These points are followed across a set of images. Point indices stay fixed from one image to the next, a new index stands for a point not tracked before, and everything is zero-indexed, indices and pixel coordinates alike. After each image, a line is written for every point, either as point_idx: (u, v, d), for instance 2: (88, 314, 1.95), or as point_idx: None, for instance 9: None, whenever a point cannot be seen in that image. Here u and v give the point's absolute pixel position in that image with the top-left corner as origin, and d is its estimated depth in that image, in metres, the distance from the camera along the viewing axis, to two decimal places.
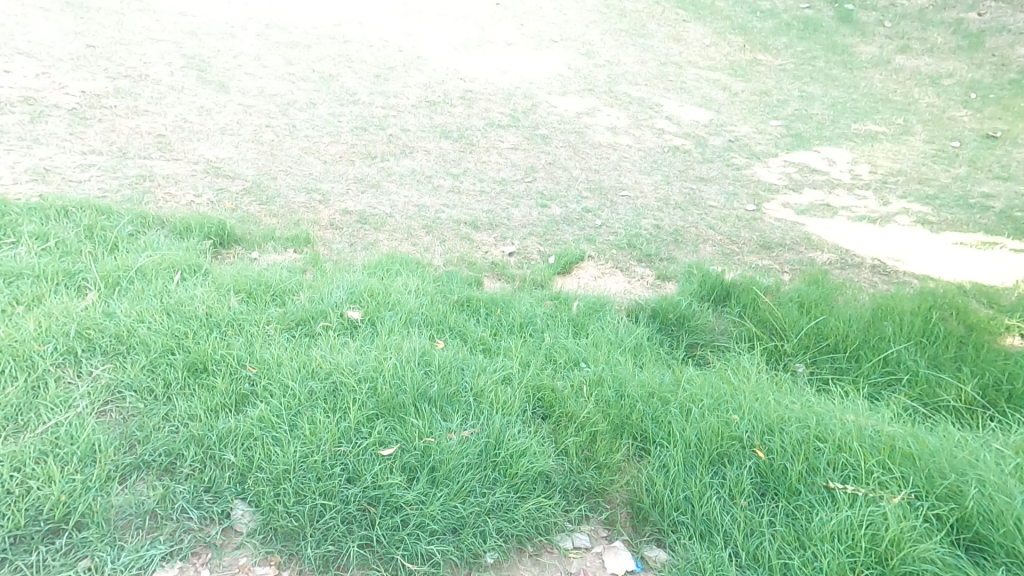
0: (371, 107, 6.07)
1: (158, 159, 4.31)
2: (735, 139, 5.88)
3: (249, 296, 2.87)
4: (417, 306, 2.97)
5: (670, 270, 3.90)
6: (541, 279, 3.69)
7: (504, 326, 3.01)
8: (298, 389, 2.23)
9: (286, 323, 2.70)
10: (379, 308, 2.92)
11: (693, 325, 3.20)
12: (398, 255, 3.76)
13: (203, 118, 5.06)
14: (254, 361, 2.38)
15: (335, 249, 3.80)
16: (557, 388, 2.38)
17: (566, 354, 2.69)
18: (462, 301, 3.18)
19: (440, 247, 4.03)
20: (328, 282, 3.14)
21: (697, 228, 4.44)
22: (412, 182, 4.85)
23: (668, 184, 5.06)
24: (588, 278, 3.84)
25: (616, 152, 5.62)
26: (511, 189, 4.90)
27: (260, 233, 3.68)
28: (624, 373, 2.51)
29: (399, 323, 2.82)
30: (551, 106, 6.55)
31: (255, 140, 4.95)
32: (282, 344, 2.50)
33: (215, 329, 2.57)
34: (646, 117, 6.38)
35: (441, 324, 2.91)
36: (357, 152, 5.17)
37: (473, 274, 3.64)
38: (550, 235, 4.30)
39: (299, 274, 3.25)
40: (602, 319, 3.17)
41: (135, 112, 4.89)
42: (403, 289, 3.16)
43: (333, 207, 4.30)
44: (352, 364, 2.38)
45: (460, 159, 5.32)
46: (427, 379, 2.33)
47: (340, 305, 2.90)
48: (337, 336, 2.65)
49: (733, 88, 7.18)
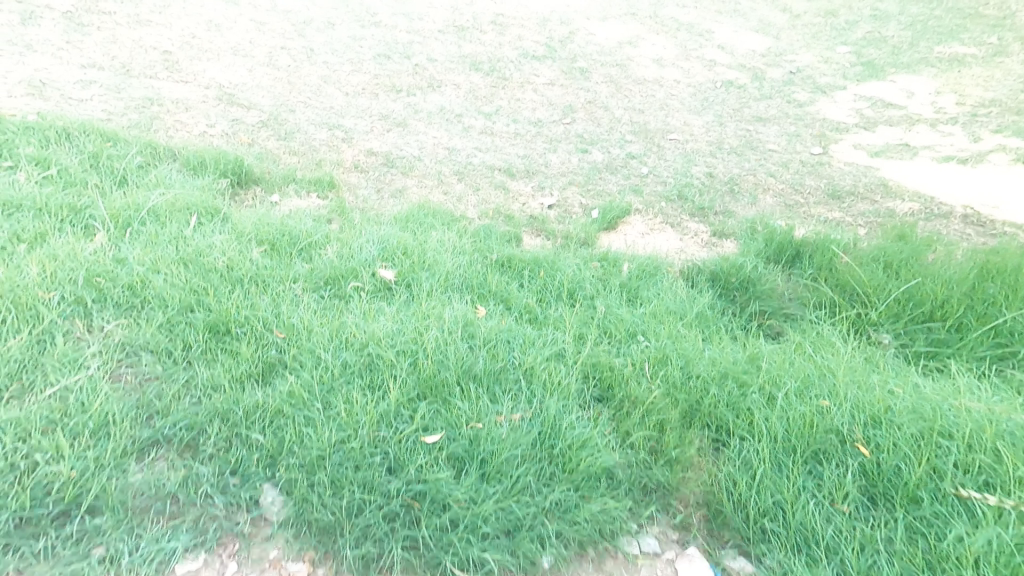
0: (393, 31, 5.51)
1: (165, 79, 3.92)
2: (798, 71, 5.23)
3: (274, 247, 2.54)
4: (454, 268, 2.67)
5: (728, 226, 3.50)
6: (585, 237, 3.34)
7: (551, 291, 2.71)
8: (330, 362, 1.96)
9: (314, 283, 2.39)
10: (414, 268, 2.62)
11: (759, 291, 2.86)
12: (430, 206, 3.42)
13: (211, 36, 4.59)
14: (282, 326, 2.07)
15: (360, 196, 3.46)
16: (620, 368, 2.19)
17: (619, 329, 2.46)
18: (502, 260, 2.87)
19: (473, 198, 3.66)
20: (357, 235, 2.84)
21: (756, 176, 3.97)
22: (441, 121, 4.42)
23: (722, 126, 4.53)
24: (636, 234, 3.48)
25: (663, 89, 5.05)
26: (548, 132, 4.44)
27: (280, 173, 3.34)
28: (690, 352, 2.30)
29: (437, 286, 2.53)
30: (589, 34, 5.90)
31: (267, 63, 4.49)
32: (311, 307, 2.20)
33: (240, 285, 2.22)
34: (696, 47, 5.70)
35: (481, 287, 2.63)
36: (379, 85, 4.70)
37: (510, 230, 3.30)
38: (592, 185, 3.89)
39: (322, 223, 2.93)
40: (656, 284, 2.87)
41: (137, 23, 4.44)
42: (438, 245, 2.87)
43: (357, 147, 3.93)
44: (389, 334, 2.11)
45: (491, 96, 4.83)
46: (476, 357, 2.12)
47: (371, 262, 2.60)
48: (372, 300, 2.38)
49: (795, 10, 6.36)
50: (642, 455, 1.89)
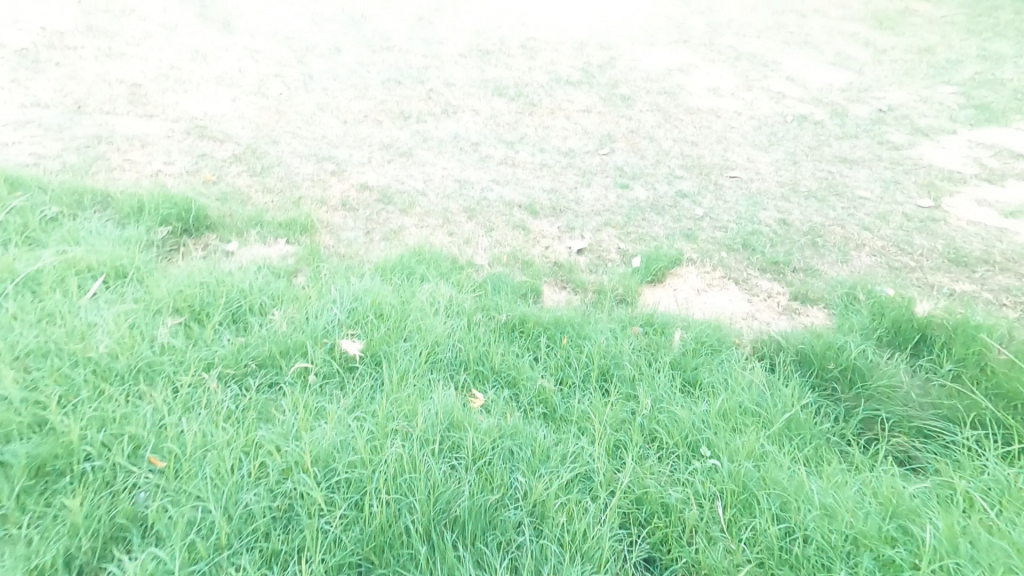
0: (409, 55, 4.97)
1: (125, 114, 3.44)
2: (890, 109, 4.28)
3: (199, 323, 1.88)
4: (447, 333, 1.94)
5: (815, 289, 2.54)
6: (624, 293, 2.50)
7: (578, 366, 1.90)
8: (219, 514, 1.21)
9: (226, 373, 1.65)
10: (390, 336, 1.90)
11: (873, 387, 1.91)
12: (429, 248, 2.70)
13: (193, 67, 4.14)
14: (162, 452, 1.34)
15: (343, 239, 2.79)
16: (687, 515, 1.37)
17: (672, 435, 1.63)
18: (513, 322, 2.08)
19: (485, 240, 2.92)
20: (322, 291, 2.16)
21: (846, 227, 3.02)
22: (453, 151, 3.73)
23: (797, 165, 3.62)
24: (687, 292, 2.59)
25: (720, 120, 4.21)
26: (581, 163, 3.67)
27: (243, 216, 2.71)
28: (789, 488, 1.44)
29: (416, 365, 1.81)
30: (632, 58, 5.18)
31: (255, 93, 3.99)
32: (217, 410, 1.49)
33: (117, 385, 1.53)
34: (761, 75, 4.88)
35: (481, 362, 1.87)
36: (386, 111, 4.11)
37: (528, 280, 2.52)
38: (632, 227, 3.06)
39: (280, 280, 2.24)
40: (717, 361, 1.96)
41: (110, 57, 4.06)
42: (426, 302, 2.12)
43: (348, 180, 3.30)
44: (331, 450, 1.38)
45: (514, 123, 4.13)
46: (460, 485, 1.36)
47: (327, 332, 1.90)
48: (325, 389, 1.67)
49: (879, 44, 5.43)
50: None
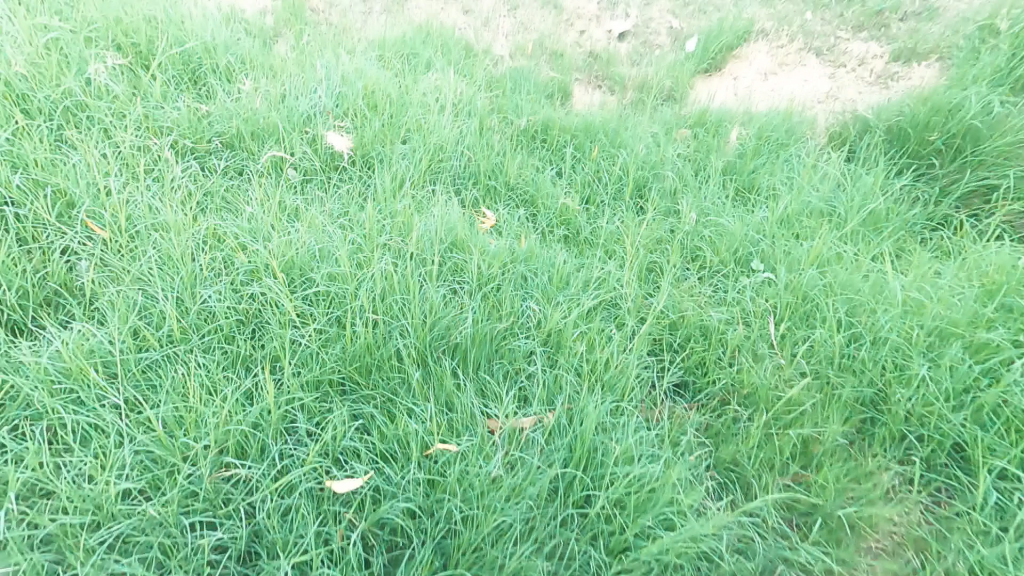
0: None
1: None
2: None
3: (145, 68, 1.57)
4: (454, 135, 1.64)
5: (927, 40, 2.10)
6: (672, 87, 2.19)
7: (609, 174, 1.69)
8: (169, 307, 1.04)
9: (181, 143, 1.40)
10: (385, 138, 1.58)
11: (984, 149, 1.62)
12: (441, 31, 2.25)
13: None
14: (101, 220, 1.17)
15: (337, 7, 2.31)
16: (732, 334, 1.17)
17: (718, 249, 1.39)
18: (534, 129, 1.83)
19: (508, 21, 2.51)
20: (308, 59, 1.81)
21: None
22: None
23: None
24: (751, 77, 2.25)
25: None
26: None
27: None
28: (863, 293, 1.21)
29: (416, 170, 1.52)
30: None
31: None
32: (168, 187, 1.26)
33: (38, 122, 1.32)
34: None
35: (492, 177, 1.60)
36: None
37: (555, 77, 2.21)
38: (699, 6, 2.55)
39: (254, 37, 1.85)
40: (780, 162, 1.70)
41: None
42: (436, 96, 1.80)
43: None
44: (308, 255, 1.17)
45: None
46: (463, 309, 1.16)
47: (309, 118, 1.59)
48: (307, 190, 1.40)
49: None
50: (771, 515, 0.98)
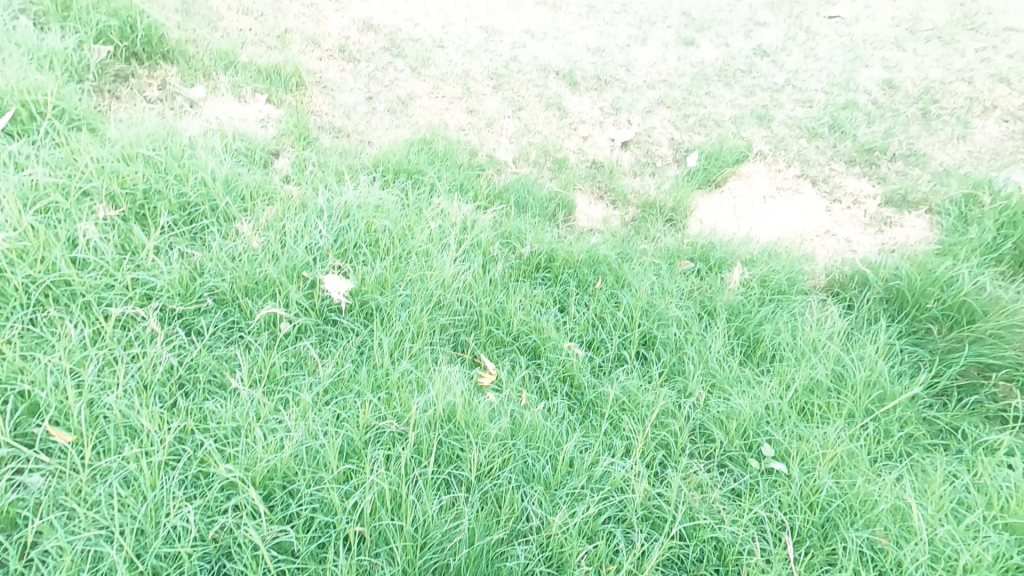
0: None
1: None
2: None
3: (139, 223, 1.58)
4: (452, 272, 1.67)
5: (917, 190, 2.17)
6: (675, 207, 2.18)
7: (615, 317, 1.72)
8: (122, 554, 1.00)
9: (170, 306, 1.40)
10: (383, 283, 1.60)
11: (981, 329, 1.64)
12: (442, 135, 2.24)
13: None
14: (69, 424, 1.15)
15: (340, 105, 2.27)
16: (748, 560, 1.19)
17: (728, 431, 1.44)
18: (538, 259, 1.84)
19: (511, 122, 2.47)
20: (309, 181, 1.84)
21: (972, 83, 2.54)
22: None
23: (864, 66, 2.68)
24: (750, 199, 2.29)
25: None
26: (640, 7, 3.07)
27: (210, 47, 2.26)
28: (884, 505, 1.27)
29: (422, 320, 1.55)
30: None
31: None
32: (146, 375, 1.26)
33: (15, 306, 1.30)
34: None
35: (494, 323, 1.63)
36: None
37: (557, 191, 2.18)
38: (692, 106, 2.63)
39: (252, 163, 1.88)
40: (786, 314, 1.76)
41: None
42: (434, 215, 1.86)
43: (347, 13, 2.71)
44: (295, 460, 1.19)
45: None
46: (460, 519, 1.17)
47: (309, 266, 1.59)
48: (300, 351, 1.42)
49: None
50: None
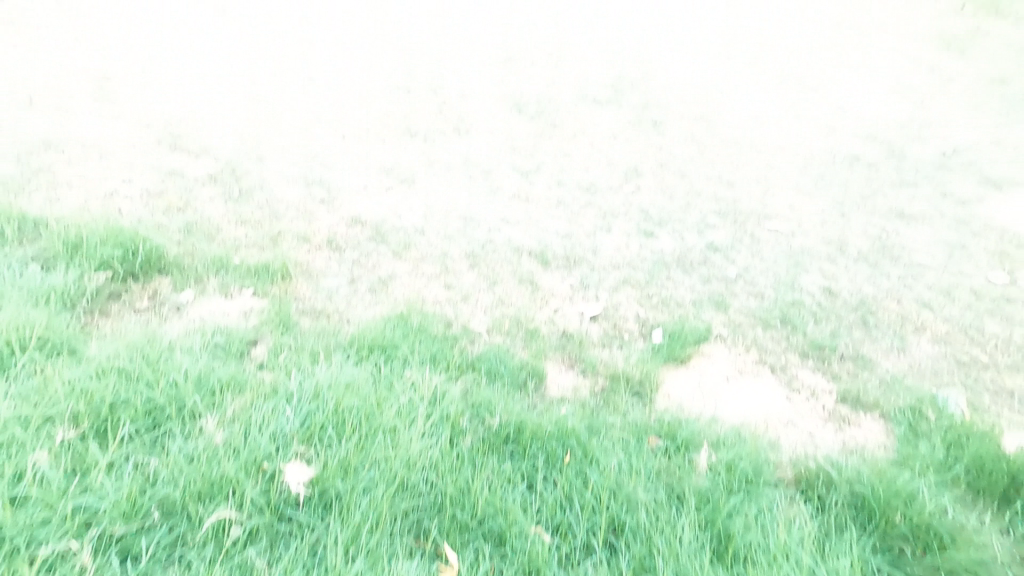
0: (435, 75, 4.53)
1: (114, 155, 3.15)
2: (955, 155, 3.80)
3: (97, 440, 1.53)
4: (417, 452, 1.64)
5: (870, 393, 2.28)
6: (642, 379, 2.27)
7: (582, 497, 1.66)
8: None
9: (109, 531, 1.31)
10: (346, 465, 1.57)
11: (953, 560, 1.58)
12: (420, 309, 2.37)
13: (202, 95, 3.93)
14: None
15: (324, 290, 2.40)
16: None
17: None
18: (507, 431, 1.83)
19: (486, 295, 2.62)
20: (283, 368, 1.87)
21: (901, 303, 2.78)
22: (460, 177, 3.42)
23: (805, 273, 2.97)
24: (713, 379, 2.38)
25: (758, 160, 3.83)
26: (602, 203, 3.41)
27: (206, 255, 2.43)
28: None
29: (382, 507, 1.49)
30: (667, 130, 4.13)
31: (252, 122, 3.69)
32: None
33: None
34: (866, 193, 3.52)
35: (459, 505, 1.57)
36: (392, 129, 3.82)
37: (528, 359, 2.26)
38: (655, 287, 2.85)
39: (227, 355, 1.92)
40: (755, 508, 1.69)
41: (140, 82, 3.95)
42: (404, 387, 1.88)
43: (339, 213, 2.95)
44: None
45: (500, 170, 3.57)
46: None
47: (269, 455, 1.56)
48: (246, 562, 1.33)
49: (943, 66, 4.75)
50: None
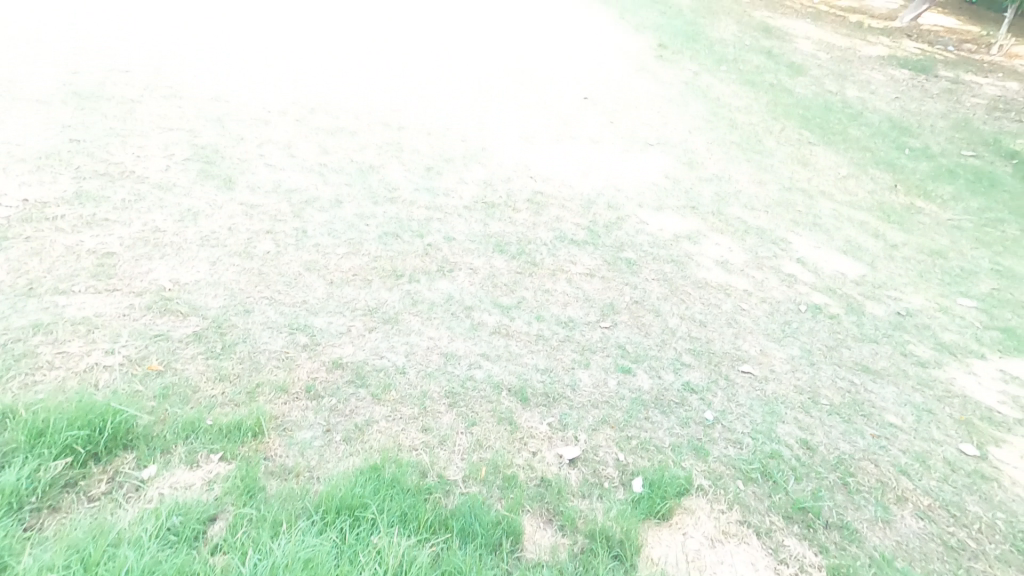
0: (420, 182, 4.20)
1: (74, 298, 2.68)
2: (908, 314, 4.04)
3: None
4: None
5: None
6: (624, 539, 2.20)
7: None
8: None
9: None
10: None
11: None
12: (396, 458, 2.32)
13: (192, 222, 3.27)
14: None
15: (298, 445, 2.30)
16: None
17: None
18: None
19: (465, 438, 2.56)
20: (235, 550, 1.79)
21: (880, 465, 2.81)
22: (443, 315, 3.20)
23: (781, 422, 2.99)
24: (699, 540, 2.32)
25: (730, 299, 3.90)
26: (580, 337, 3.32)
27: (178, 419, 2.26)
28: None
29: None
30: (643, 270, 3.98)
31: (240, 253, 3.16)
32: None
33: None
34: (831, 344, 3.66)
35: None
36: (365, 249, 3.45)
37: (506, 514, 2.19)
38: (633, 428, 2.81)
39: (178, 543, 1.80)
40: None
41: (90, 194, 3.29)
42: (368, 560, 1.83)
43: (318, 357, 2.73)
44: None
45: (479, 306, 3.34)
46: None
47: None
48: None
49: (882, 215, 5.22)
50: None
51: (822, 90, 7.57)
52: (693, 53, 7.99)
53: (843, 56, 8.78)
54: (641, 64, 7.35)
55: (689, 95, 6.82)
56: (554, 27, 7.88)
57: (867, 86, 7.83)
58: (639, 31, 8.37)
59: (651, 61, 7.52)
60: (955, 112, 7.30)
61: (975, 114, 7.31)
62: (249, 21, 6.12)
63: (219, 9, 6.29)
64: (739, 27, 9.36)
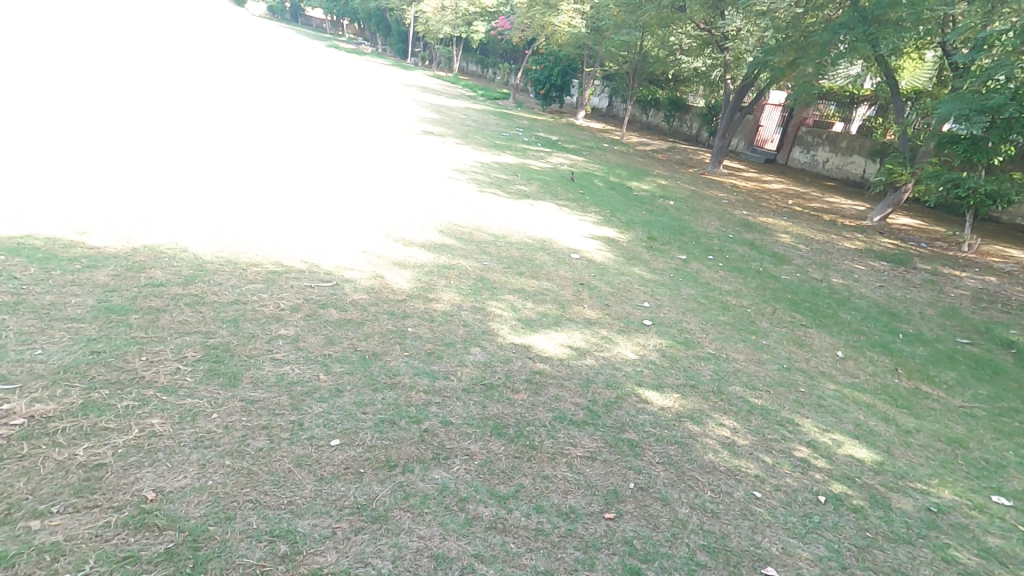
0: (421, 366, 4.29)
1: (49, 520, 2.52)
2: (941, 511, 3.76)
3: None
4: None
5: None
6: None
7: None
8: None
9: None
10: None
11: None
12: None
13: (190, 422, 3.25)
14: None
15: None
16: None
17: None
18: None
19: None
20: None
21: None
22: (436, 508, 3.00)
23: None
24: None
25: (742, 485, 3.67)
26: (583, 530, 3.06)
27: None
28: None
29: None
30: (646, 454, 3.81)
31: (232, 453, 3.08)
32: None
33: None
34: (861, 542, 3.35)
35: None
36: (359, 439, 3.38)
37: None
38: None
39: None
40: None
41: (97, 398, 3.31)
42: None
43: (296, 569, 2.50)
44: None
45: (474, 497, 3.14)
46: None
47: None
48: None
49: (887, 400, 5.16)
50: None
51: (805, 277, 8.11)
52: (680, 244, 8.77)
53: (819, 247, 9.60)
54: (632, 254, 8.02)
55: (680, 280, 7.28)
56: (549, 224, 8.82)
57: (846, 274, 8.41)
58: (628, 226, 9.31)
59: (641, 250, 8.22)
60: (935, 300, 7.73)
61: (956, 302, 7.73)
62: (275, 217, 6.99)
63: (248, 208, 7.16)
64: (719, 222, 10.39)
